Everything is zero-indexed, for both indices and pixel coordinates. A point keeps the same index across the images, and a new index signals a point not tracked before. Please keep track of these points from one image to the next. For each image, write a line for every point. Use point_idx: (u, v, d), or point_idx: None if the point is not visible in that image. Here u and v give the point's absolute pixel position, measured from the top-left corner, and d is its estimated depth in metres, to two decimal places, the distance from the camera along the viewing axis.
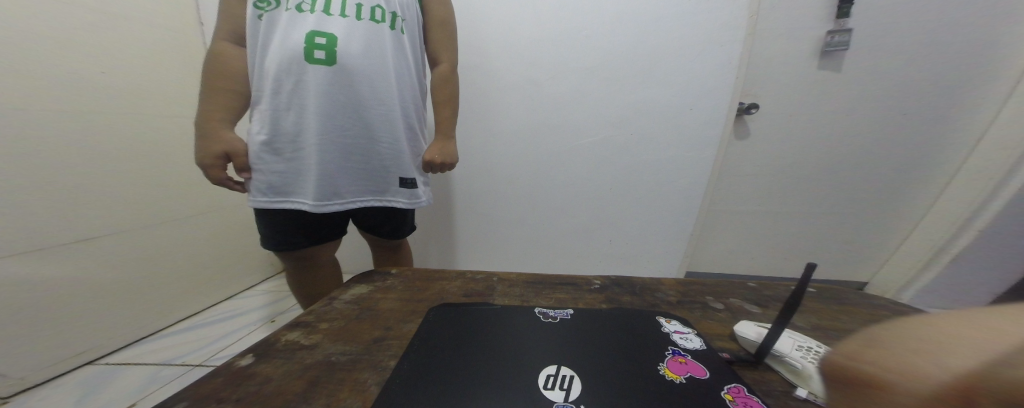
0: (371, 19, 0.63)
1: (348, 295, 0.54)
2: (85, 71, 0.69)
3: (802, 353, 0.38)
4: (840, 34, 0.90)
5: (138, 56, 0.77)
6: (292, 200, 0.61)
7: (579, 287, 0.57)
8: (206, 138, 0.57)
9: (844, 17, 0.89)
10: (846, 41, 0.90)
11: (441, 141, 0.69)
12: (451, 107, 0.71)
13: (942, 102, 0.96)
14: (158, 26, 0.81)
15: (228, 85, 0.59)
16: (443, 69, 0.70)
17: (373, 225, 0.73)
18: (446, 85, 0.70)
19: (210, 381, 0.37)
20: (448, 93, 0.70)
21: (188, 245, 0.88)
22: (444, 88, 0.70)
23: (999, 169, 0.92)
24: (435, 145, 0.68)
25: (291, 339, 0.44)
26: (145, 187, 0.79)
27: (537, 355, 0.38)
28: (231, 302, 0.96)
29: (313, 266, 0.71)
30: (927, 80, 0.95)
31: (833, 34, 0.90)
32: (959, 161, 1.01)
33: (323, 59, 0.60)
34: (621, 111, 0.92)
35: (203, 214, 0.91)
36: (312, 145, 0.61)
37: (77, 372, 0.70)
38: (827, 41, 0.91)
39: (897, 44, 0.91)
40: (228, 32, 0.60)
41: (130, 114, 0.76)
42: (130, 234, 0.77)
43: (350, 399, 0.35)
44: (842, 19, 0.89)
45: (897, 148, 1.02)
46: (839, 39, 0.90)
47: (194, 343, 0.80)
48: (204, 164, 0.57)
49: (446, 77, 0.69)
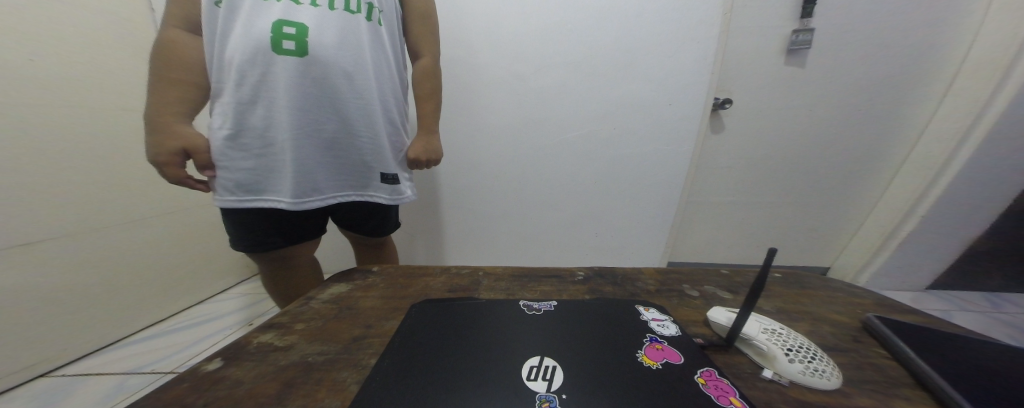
0: (345, 9, 0.60)
1: (326, 294, 0.53)
2: (18, 61, 0.64)
3: (768, 335, 0.40)
4: (804, 33, 0.94)
5: (85, 45, 0.71)
6: (264, 198, 0.59)
7: (563, 279, 0.57)
8: (161, 133, 0.53)
9: (808, 17, 0.92)
10: (809, 40, 0.94)
11: (424, 136, 0.68)
12: (433, 101, 0.69)
13: (895, 98, 1.02)
14: (109, 11, 0.75)
15: (184, 77, 0.55)
16: (426, 63, 0.68)
17: (354, 222, 0.71)
18: (428, 79, 0.69)
19: (174, 387, 0.36)
20: (430, 87, 0.69)
21: (151, 247, 0.83)
22: (426, 82, 0.68)
23: (937, 160, 0.99)
24: (419, 141, 0.67)
25: (263, 341, 0.42)
26: (98, 187, 0.74)
27: (521, 346, 0.39)
28: (204, 305, 0.92)
29: (290, 265, 0.68)
30: (885, 77, 1.00)
31: (798, 33, 0.94)
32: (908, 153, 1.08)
33: (293, 49, 0.57)
34: (603, 106, 0.93)
35: (167, 214, 0.85)
36: (284, 140, 0.58)
37: (29, 385, 0.67)
38: (792, 40, 0.94)
39: (857, 43, 0.96)
40: (181, 19, 0.56)
41: (78, 108, 0.71)
42: (83, 237, 0.72)
43: (327, 399, 0.35)
44: (806, 19, 0.93)
45: (857, 141, 1.08)
46: (803, 38, 0.94)
47: (163, 350, 0.76)
48: (159, 161, 0.53)
49: (429, 72, 0.68)
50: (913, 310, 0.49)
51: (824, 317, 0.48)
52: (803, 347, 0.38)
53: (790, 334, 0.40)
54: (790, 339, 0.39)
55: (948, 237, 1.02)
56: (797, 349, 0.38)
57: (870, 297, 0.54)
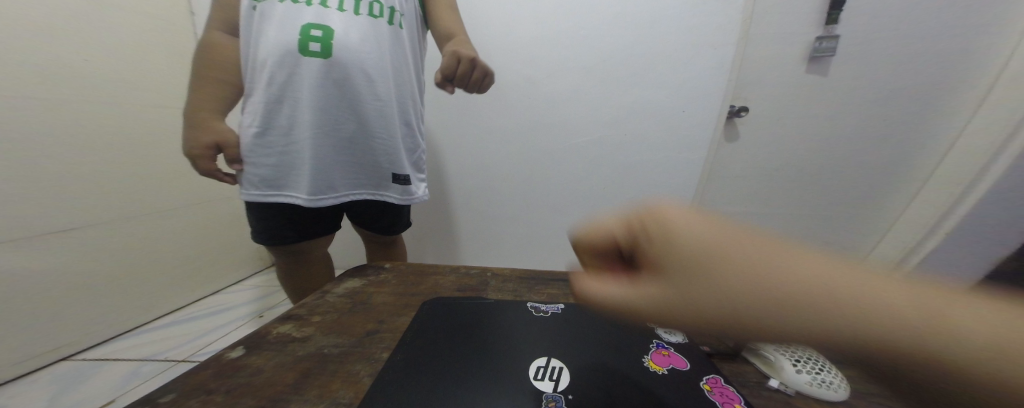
0: (369, 14, 0.62)
1: (341, 288, 0.54)
2: (70, 59, 0.68)
3: (776, 346, 0.40)
4: (828, 40, 0.92)
5: (130, 46, 0.78)
6: (285, 193, 0.61)
7: (571, 283, 0.58)
8: (195, 127, 0.56)
9: (833, 23, 0.91)
10: (833, 47, 0.93)
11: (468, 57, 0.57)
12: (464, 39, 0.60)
13: (923, 108, 0.99)
14: (148, 17, 0.82)
15: (220, 76, 0.59)
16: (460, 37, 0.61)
17: (368, 219, 0.73)
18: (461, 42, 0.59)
19: (199, 373, 0.37)
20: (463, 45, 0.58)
21: (176, 236, 0.88)
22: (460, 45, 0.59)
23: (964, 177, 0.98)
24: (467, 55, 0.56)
25: (282, 332, 0.44)
26: (132, 177, 0.79)
27: (528, 347, 0.39)
28: (218, 296, 0.96)
29: (306, 258, 0.71)
30: (913, 86, 0.97)
31: (821, 40, 0.92)
32: (936, 165, 1.04)
33: (318, 51, 0.59)
34: (616, 111, 0.93)
35: (192, 205, 0.91)
36: (305, 138, 0.61)
37: (50, 368, 0.68)
38: (816, 47, 0.93)
39: (884, 51, 0.94)
40: (219, 23, 0.61)
41: (120, 103, 0.76)
42: (114, 224, 0.77)
43: (342, 390, 0.36)
44: (831, 25, 0.91)
45: (878, 153, 1.05)
46: (827, 45, 0.93)
47: (178, 338, 0.79)
48: (193, 155, 0.56)
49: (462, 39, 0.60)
50: None
51: None
52: (811, 358, 0.38)
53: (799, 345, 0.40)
54: (798, 350, 0.39)
55: (971, 255, 1.00)
56: (805, 360, 0.38)
57: None
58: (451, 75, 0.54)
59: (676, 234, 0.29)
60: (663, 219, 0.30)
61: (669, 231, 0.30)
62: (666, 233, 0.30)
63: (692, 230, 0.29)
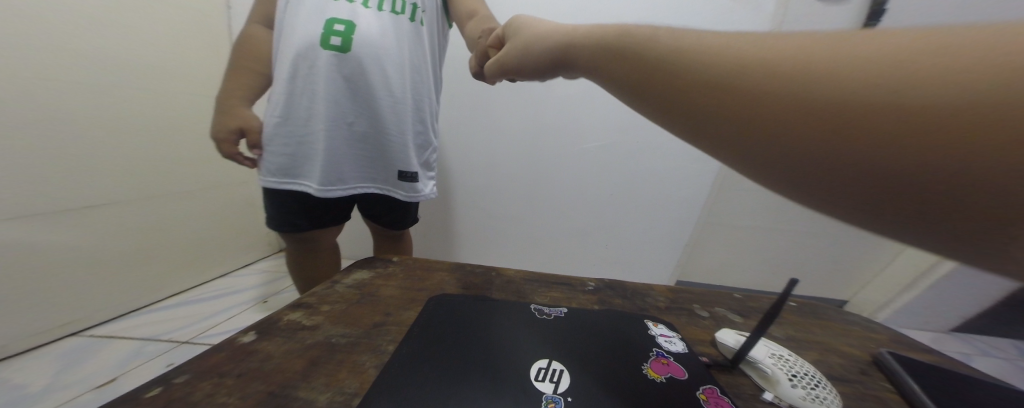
0: (392, 10, 0.65)
1: (350, 279, 0.56)
2: (114, 43, 0.72)
3: (774, 360, 0.41)
4: None
5: (167, 34, 0.82)
6: (298, 182, 0.63)
7: (573, 287, 0.58)
8: (225, 113, 0.60)
9: None
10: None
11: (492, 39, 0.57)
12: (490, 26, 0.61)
13: None
14: (187, 7, 0.86)
15: (253, 66, 0.62)
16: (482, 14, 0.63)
17: (377, 213, 0.75)
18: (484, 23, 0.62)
19: (212, 355, 0.39)
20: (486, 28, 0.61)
21: (189, 221, 0.91)
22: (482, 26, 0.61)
23: None
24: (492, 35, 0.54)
25: (292, 319, 0.46)
26: (156, 158, 0.82)
27: (530, 349, 0.40)
28: (225, 279, 0.99)
29: (315, 247, 0.72)
30: None
31: None
32: None
33: (338, 45, 0.61)
34: (627, 118, 0.94)
35: (206, 190, 0.95)
36: (320, 130, 0.62)
37: (60, 343, 0.71)
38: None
39: None
40: (258, 16, 0.64)
41: (155, 89, 0.80)
42: (133, 205, 0.79)
43: (348, 380, 0.37)
44: None
45: None
46: None
47: (184, 319, 0.81)
48: (219, 138, 0.60)
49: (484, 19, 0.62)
50: (929, 349, 0.48)
51: (833, 348, 0.48)
52: (807, 374, 0.39)
53: (796, 361, 0.41)
54: (795, 366, 0.40)
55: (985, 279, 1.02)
56: (801, 375, 0.38)
57: (886, 332, 0.53)
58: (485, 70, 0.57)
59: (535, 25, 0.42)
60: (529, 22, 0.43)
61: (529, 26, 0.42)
62: (528, 27, 0.42)
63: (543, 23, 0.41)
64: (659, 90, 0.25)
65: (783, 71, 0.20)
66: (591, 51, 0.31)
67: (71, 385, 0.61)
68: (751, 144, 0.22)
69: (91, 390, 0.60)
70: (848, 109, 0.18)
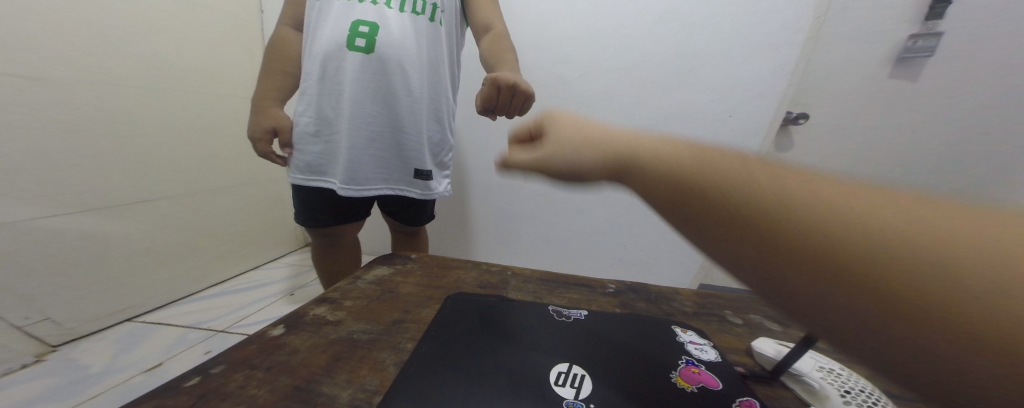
0: (412, 11, 0.65)
1: (370, 275, 0.57)
2: (159, 48, 0.76)
3: (822, 374, 0.38)
4: (925, 39, 0.88)
5: (208, 38, 0.86)
6: (324, 180, 0.65)
7: (594, 289, 0.57)
8: (258, 114, 0.62)
9: (935, 19, 0.86)
10: (931, 47, 0.88)
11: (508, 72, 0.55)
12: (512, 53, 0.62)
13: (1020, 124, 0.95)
14: (224, 12, 0.90)
15: (285, 68, 0.65)
16: (497, 30, 0.63)
17: (398, 211, 0.76)
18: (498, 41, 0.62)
19: (245, 347, 0.40)
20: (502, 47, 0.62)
21: (226, 215, 0.95)
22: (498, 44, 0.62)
23: None
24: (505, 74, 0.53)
25: (317, 314, 0.46)
26: (199, 156, 0.86)
27: (550, 352, 0.39)
28: (257, 271, 1.03)
29: (337, 244, 0.74)
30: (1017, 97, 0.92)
31: (916, 38, 0.88)
32: None
33: (362, 46, 0.62)
34: (653, 115, 0.91)
35: (242, 186, 0.99)
36: (343, 129, 0.63)
37: (116, 327, 0.75)
38: (907, 46, 0.89)
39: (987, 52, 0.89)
40: (287, 18, 0.66)
41: (198, 92, 0.85)
42: (179, 199, 0.83)
43: (369, 377, 0.37)
44: (933, 21, 0.86)
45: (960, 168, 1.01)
46: (923, 44, 0.88)
47: (221, 309, 0.85)
48: (254, 138, 0.62)
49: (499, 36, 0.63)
50: None
51: None
52: (864, 391, 0.35)
53: (850, 376, 0.37)
54: (850, 381, 0.36)
55: None
56: (857, 392, 0.35)
57: None
58: (492, 105, 0.54)
59: (568, 122, 0.33)
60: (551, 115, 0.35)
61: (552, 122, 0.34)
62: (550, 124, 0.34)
63: (574, 120, 0.33)
64: (747, 249, 0.21)
65: (884, 239, 0.18)
66: (654, 182, 0.25)
67: (125, 368, 0.66)
68: (838, 312, 0.19)
69: (140, 373, 0.64)
70: (963, 302, 0.16)
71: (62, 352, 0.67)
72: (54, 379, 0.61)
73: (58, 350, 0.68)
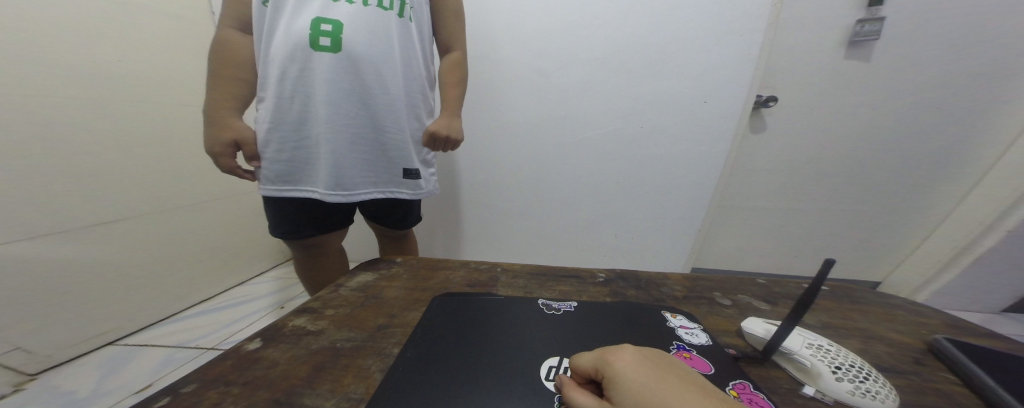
0: (379, 5, 0.62)
1: (353, 282, 0.55)
2: (106, 59, 0.71)
3: (812, 351, 0.37)
4: (871, 23, 0.89)
5: (158, 45, 0.79)
6: (301, 188, 0.62)
7: (583, 280, 0.56)
8: (216, 125, 0.57)
9: (877, 5, 0.88)
10: (876, 31, 0.90)
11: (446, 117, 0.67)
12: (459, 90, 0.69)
13: (981, 98, 0.97)
14: (175, 15, 0.83)
15: (237, 73, 0.60)
16: (454, 56, 0.70)
17: (381, 215, 0.74)
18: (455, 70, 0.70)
19: (219, 364, 0.38)
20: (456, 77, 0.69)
21: (203, 231, 0.90)
22: (453, 74, 0.69)
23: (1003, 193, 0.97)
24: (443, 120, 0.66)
25: (297, 325, 0.44)
26: (167, 172, 0.82)
27: (541, 347, 0.38)
28: (243, 287, 1.00)
29: (320, 253, 0.71)
30: (974, 71, 0.94)
31: (863, 23, 0.89)
32: (995, 159, 1.02)
33: (329, 46, 0.59)
34: (631, 104, 0.90)
35: (217, 200, 0.94)
36: (318, 133, 0.61)
37: (97, 352, 0.72)
38: (856, 31, 0.90)
39: (931, 28, 0.90)
40: (233, 19, 0.61)
41: (157, 104, 0.79)
42: (151, 217, 0.79)
43: (353, 386, 0.35)
44: (875, 7, 0.88)
45: (930, 142, 1.03)
46: (869, 28, 0.90)
47: (205, 327, 0.81)
48: (214, 151, 0.58)
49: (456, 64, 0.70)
50: (994, 334, 0.45)
51: (879, 336, 0.45)
52: (854, 366, 0.35)
53: (838, 350, 0.37)
54: (839, 357, 0.36)
55: None
56: (847, 367, 0.35)
57: (937, 317, 0.50)
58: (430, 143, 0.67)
59: (635, 391, 0.27)
60: (615, 367, 0.29)
61: (618, 380, 0.28)
62: (616, 382, 0.28)
63: (645, 382, 0.27)
64: None
65: None
66: None
67: (109, 393, 0.63)
68: None
69: (130, 395, 0.63)
70: None
71: (39, 382, 0.65)
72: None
73: (35, 379, 0.65)
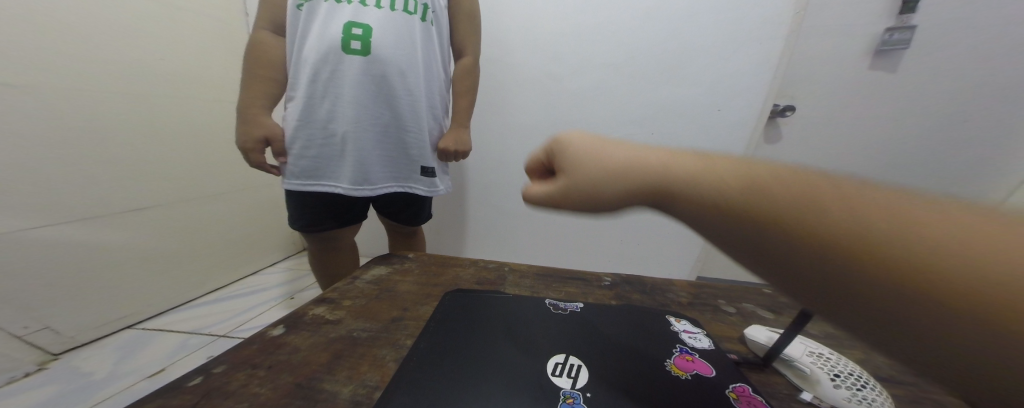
0: (404, 10, 0.64)
1: (368, 275, 0.57)
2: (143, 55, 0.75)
3: (813, 359, 0.38)
4: (900, 32, 0.88)
5: (189, 43, 0.84)
6: (325, 184, 0.64)
7: (590, 282, 0.57)
8: (246, 122, 0.60)
9: (909, 13, 0.86)
10: (907, 38, 0.89)
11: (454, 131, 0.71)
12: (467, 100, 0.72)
13: (1008, 113, 0.95)
14: (208, 16, 0.88)
15: (268, 73, 0.63)
16: (465, 62, 0.71)
17: (395, 211, 0.77)
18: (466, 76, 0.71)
19: (246, 347, 0.40)
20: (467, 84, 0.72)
21: (221, 221, 0.94)
22: (464, 81, 0.71)
23: None
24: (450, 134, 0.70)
25: (317, 314, 0.47)
26: (192, 164, 0.86)
27: (548, 344, 0.40)
28: (256, 276, 1.03)
29: (334, 247, 0.74)
30: (1002, 85, 0.92)
31: (891, 31, 0.88)
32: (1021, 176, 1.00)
33: (358, 49, 0.62)
34: (644, 111, 0.91)
35: (235, 191, 0.98)
36: (344, 132, 0.63)
37: (118, 334, 0.76)
38: (885, 39, 0.89)
39: (961, 39, 0.89)
40: (266, 21, 0.64)
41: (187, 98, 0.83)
42: (175, 207, 0.83)
43: (369, 373, 0.37)
44: (906, 15, 0.87)
45: (952, 156, 1.01)
46: (898, 36, 0.89)
47: (222, 315, 0.85)
48: (244, 147, 0.61)
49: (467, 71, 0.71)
50: None
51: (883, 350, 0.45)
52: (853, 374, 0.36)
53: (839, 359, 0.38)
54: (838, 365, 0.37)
55: None
56: (846, 375, 0.36)
57: None
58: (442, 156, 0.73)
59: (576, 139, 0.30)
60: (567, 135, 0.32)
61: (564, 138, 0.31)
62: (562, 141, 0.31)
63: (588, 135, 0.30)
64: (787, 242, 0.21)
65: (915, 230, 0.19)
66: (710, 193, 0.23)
67: (127, 374, 0.66)
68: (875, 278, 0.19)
69: (145, 378, 0.66)
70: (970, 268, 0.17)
71: (63, 361, 0.68)
72: (59, 385, 0.63)
73: (59, 359, 0.68)
